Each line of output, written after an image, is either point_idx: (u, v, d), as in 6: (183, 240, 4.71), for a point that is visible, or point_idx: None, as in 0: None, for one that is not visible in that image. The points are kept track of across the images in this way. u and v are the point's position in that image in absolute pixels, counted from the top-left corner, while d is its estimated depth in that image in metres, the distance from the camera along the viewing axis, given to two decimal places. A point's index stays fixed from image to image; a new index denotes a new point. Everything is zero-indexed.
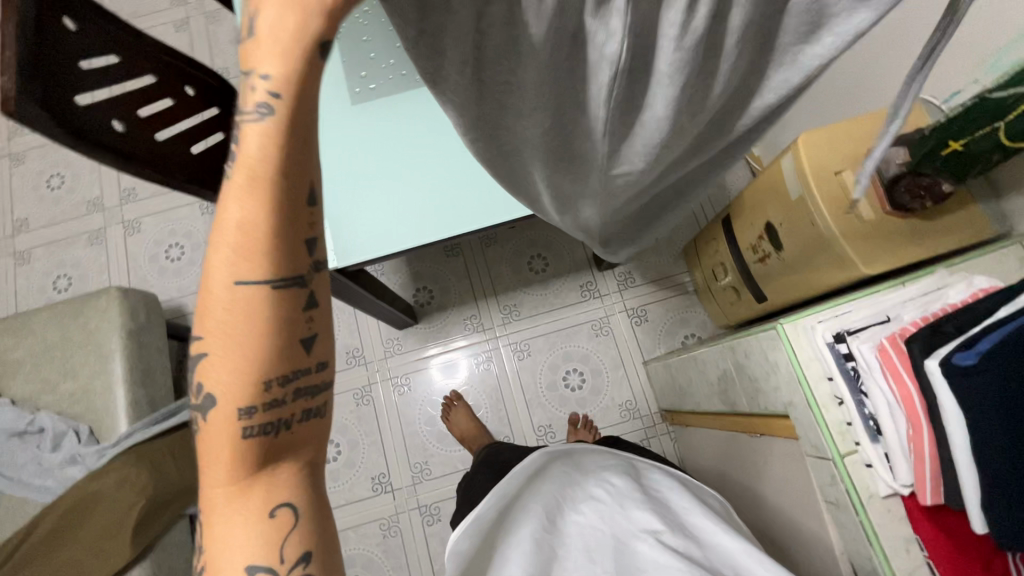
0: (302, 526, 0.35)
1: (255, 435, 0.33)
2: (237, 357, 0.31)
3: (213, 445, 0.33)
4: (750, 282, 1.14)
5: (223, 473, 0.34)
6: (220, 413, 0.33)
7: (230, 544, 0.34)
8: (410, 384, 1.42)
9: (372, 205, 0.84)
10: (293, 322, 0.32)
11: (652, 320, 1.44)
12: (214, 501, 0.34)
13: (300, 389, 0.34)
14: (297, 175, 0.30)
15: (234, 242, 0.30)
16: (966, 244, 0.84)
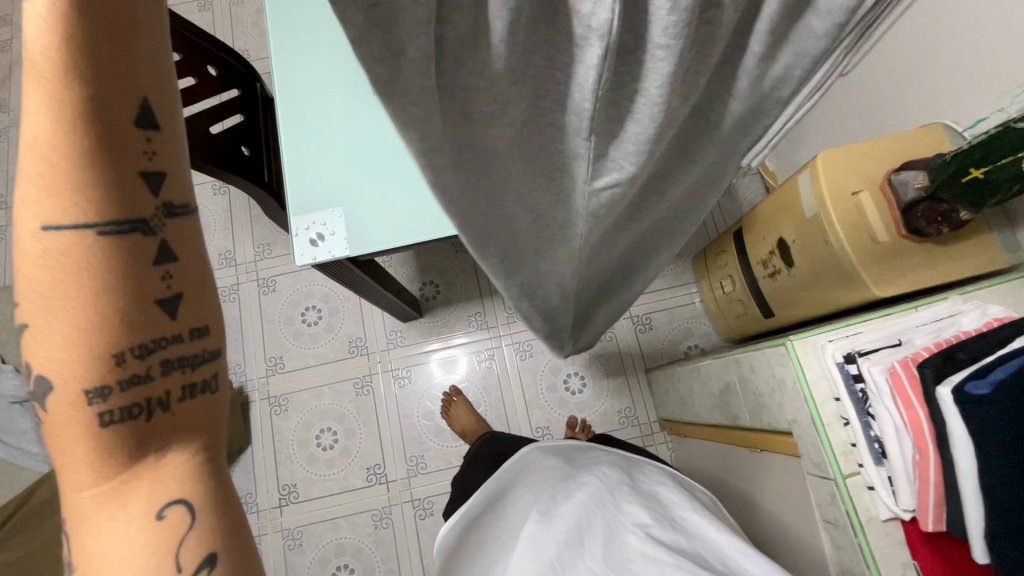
0: (199, 525, 0.33)
1: (116, 422, 0.30)
2: (66, 317, 0.28)
3: (67, 439, 0.30)
4: (759, 297, 1.14)
5: (86, 469, 0.31)
6: (62, 397, 0.29)
7: (110, 550, 0.31)
8: (410, 377, 1.42)
9: (385, 195, 0.84)
10: (137, 271, 0.29)
11: (657, 328, 1.44)
12: (86, 502, 0.31)
13: (168, 364, 0.31)
14: (110, 85, 0.27)
15: (42, 172, 0.27)
16: (981, 272, 0.83)
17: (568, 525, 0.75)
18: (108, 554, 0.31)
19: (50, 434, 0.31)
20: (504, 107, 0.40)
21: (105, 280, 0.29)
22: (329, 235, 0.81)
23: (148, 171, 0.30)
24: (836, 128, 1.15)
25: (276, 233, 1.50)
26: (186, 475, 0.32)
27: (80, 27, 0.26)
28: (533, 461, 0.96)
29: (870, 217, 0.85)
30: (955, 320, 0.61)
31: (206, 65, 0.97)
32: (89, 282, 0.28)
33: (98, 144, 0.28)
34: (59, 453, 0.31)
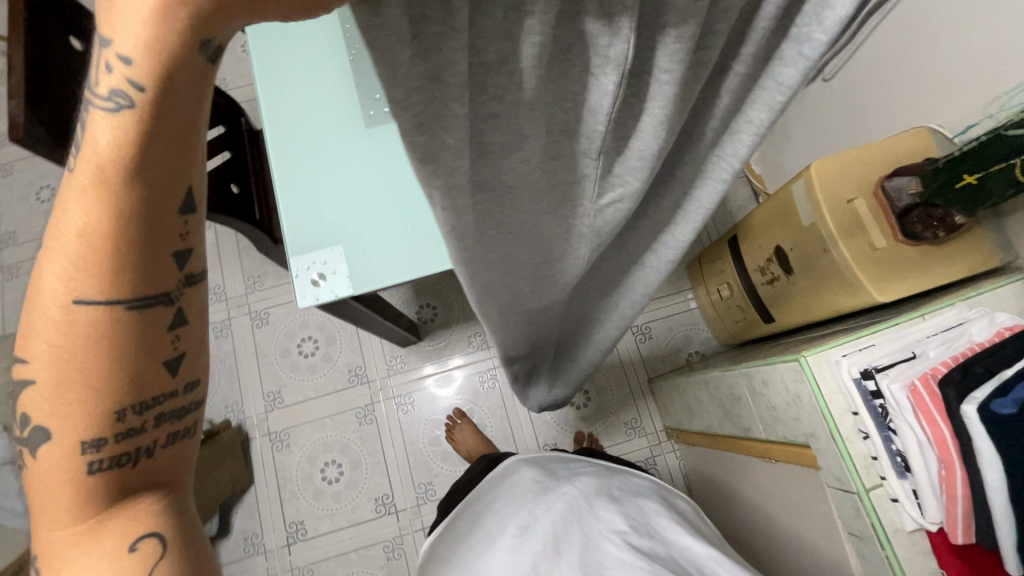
0: (171, 557, 0.32)
1: (104, 469, 0.30)
2: (64, 378, 0.28)
3: (42, 480, 0.30)
4: (757, 303, 1.15)
5: (59, 510, 0.30)
6: (54, 446, 0.29)
7: None
8: (413, 402, 1.40)
9: (386, 229, 0.83)
10: (154, 342, 0.30)
11: (656, 337, 1.45)
12: (55, 543, 0.30)
13: (163, 414, 0.31)
14: (162, 179, 0.27)
15: (74, 250, 0.27)
16: (975, 272, 0.85)
17: (546, 535, 0.75)
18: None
19: (28, 477, 0.31)
20: (521, 150, 0.39)
21: (112, 348, 0.28)
22: (330, 274, 0.80)
23: (180, 250, 0.30)
24: (821, 132, 1.17)
25: (266, 264, 1.47)
26: (155, 513, 0.32)
27: (143, 127, 0.26)
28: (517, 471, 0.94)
29: (866, 222, 0.86)
30: (964, 328, 0.62)
31: None
32: (103, 353, 0.28)
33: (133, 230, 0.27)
34: (35, 495, 0.31)
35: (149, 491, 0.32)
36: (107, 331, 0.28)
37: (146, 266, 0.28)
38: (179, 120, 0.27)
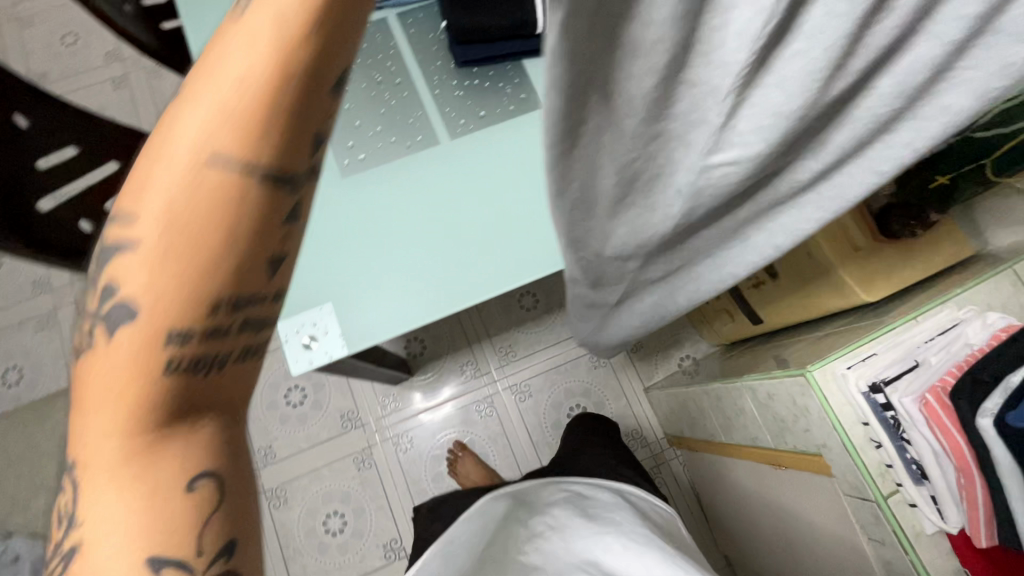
0: (226, 505, 0.31)
1: (178, 372, 0.29)
2: (159, 267, 0.28)
3: (100, 379, 0.29)
4: (744, 305, 1.16)
5: (112, 423, 0.29)
6: (145, 326, 0.28)
7: (108, 518, 0.29)
8: (411, 441, 1.37)
9: (376, 281, 0.80)
10: (270, 227, 0.30)
11: (647, 346, 1.45)
12: (100, 462, 0.29)
13: (247, 320, 0.31)
14: (294, 103, 0.29)
15: (230, 102, 0.28)
16: (953, 262, 0.88)
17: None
18: (116, 532, 0.29)
19: (84, 372, 0.30)
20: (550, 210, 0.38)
21: (211, 248, 0.28)
22: (323, 334, 0.77)
23: (316, 138, 0.31)
24: None
25: None
26: (206, 451, 0.31)
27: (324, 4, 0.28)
28: (479, 504, 0.97)
29: (846, 223, 0.88)
30: (961, 330, 0.64)
31: None
32: (225, 223, 0.28)
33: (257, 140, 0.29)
34: (83, 397, 0.30)
35: (207, 421, 0.31)
36: (213, 225, 0.28)
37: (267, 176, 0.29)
38: (346, 17, 0.30)
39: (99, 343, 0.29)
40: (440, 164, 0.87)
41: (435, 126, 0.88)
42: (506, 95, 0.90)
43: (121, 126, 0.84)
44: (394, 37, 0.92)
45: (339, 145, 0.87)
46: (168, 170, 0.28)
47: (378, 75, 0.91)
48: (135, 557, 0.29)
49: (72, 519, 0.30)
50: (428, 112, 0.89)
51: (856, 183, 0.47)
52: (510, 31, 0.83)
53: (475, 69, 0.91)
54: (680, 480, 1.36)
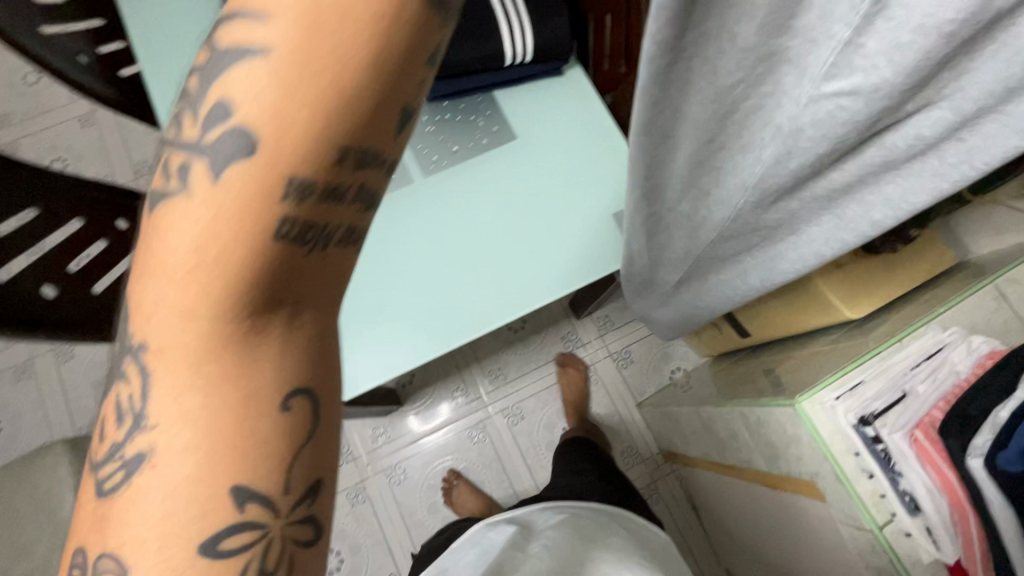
0: (313, 413, 0.36)
1: (298, 225, 0.32)
2: (273, 137, 0.30)
3: (190, 242, 0.31)
4: (731, 319, 1.16)
5: (205, 302, 0.32)
6: (274, 155, 0.30)
7: (224, 376, 0.33)
8: (405, 472, 1.35)
9: (359, 333, 0.81)
10: (404, 80, 0.31)
11: (638, 360, 1.45)
12: (198, 333, 0.33)
13: (360, 186, 0.33)
14: None
15: None
16: (936, 274, 0.88)
17: None
18: (205, 431, 0.33)
19: (170, 209, 0.32)
20: None
21: (327, 128, 0.30)
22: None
23: None
24: None
25: None
26: (293, 365, 0.35)
27: None
28: (474, 537, 0.96)
29: None
30: (946, 356, 0.64)
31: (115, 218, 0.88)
32: (363, 63, 0.29)
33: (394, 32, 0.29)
34: (165, 260, 0.32)
35: (295, 325, 0.35)
36: (335, 100, 0.29)
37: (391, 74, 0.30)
38: None
39: (199, 183, 0.31)
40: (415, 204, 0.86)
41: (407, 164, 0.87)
42: (478, 128, 0.88)
43: (82, 182, 0.83)
44: None
45: None
46: (291, 20, 0.29)
47: None
48: (227, 479, 0.32)
49: (141, 419, 0.33)
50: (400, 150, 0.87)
51: (992, 147, 0.43)
52: (479, 66, 0.81)
53: (445, 103, 0.89)
54: (678, 495, 1.36)
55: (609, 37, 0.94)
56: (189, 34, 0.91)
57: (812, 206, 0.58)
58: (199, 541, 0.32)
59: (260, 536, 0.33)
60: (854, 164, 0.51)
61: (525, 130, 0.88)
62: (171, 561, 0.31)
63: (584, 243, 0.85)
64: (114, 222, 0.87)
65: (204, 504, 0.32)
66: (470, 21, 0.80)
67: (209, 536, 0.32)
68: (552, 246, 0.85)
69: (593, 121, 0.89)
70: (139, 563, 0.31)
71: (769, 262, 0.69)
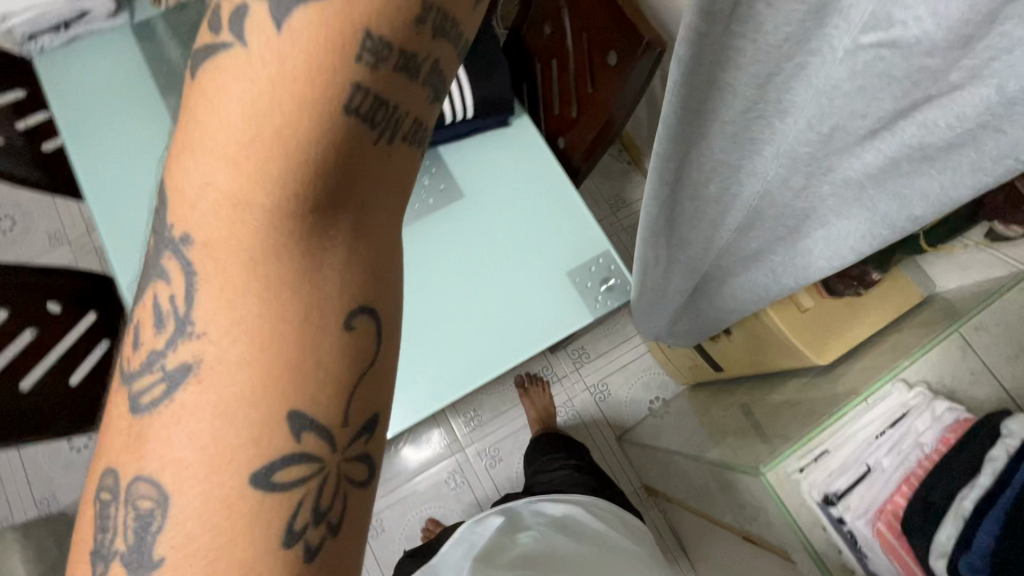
0: (378, 332, 0.33)
1: (368, 106, 0.29)
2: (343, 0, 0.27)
3: (248, 112, 0.28)
4: (705, 355, 1.13)
5: (260, 191, 0.29)
6: (346, 17, 0.27)
7: (288, 278, 0.30)
8: (382, 525, 1.31)
9: None
10: None
11: (615, 393, 1.42)
12: (255, 230, 0.30)
13: (427, 74, 0.31)
14: None
15: None
16: (903, 312, 0.85)
17: None
18: (258, 344, 0.30)
19: (222, 71, 0.28)
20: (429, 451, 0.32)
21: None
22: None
23: None
24: None
25: None
26: (350, 277, 0.32)
27: None
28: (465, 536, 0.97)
29: None
30: (911, 424, 0.61)
31: (46, 301, 0.84)
32: None
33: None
34: (220, 131, 0.28)
35: (355, 233, 0.32)
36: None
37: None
38: None
39: (258, 36, 0.27)
40: None
41: None
42: (423, 187, 0.84)
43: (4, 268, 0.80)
44: None
45: None
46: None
47: None
48: (282, 404, 0.29)
49: (186, 327, 0.30)
50: None
51: None
52: None
53: None
54: (663, 531, 1.32)
55: (556, 82, 0.91)
56: (114, 104, 0.86)
57: (783, 240, 0.54)
58: (250, 469, 0.29)
59: (317, 471, 0.30)
60: (892, 141, 0.39)
61: (472, 187, 0.85)
62: (220, 494, 0.28)
63: (537, 305, 0.81)
64: (44, 306, 0.83)
65: (261, 428, 0.29)
66: None
67: (263, 465, 0.29)
68: (506, 309, 0.81)
69: (542, 172, 0.85)
70: (185, 486, 0.28)
71: (788, 265, 0.57)
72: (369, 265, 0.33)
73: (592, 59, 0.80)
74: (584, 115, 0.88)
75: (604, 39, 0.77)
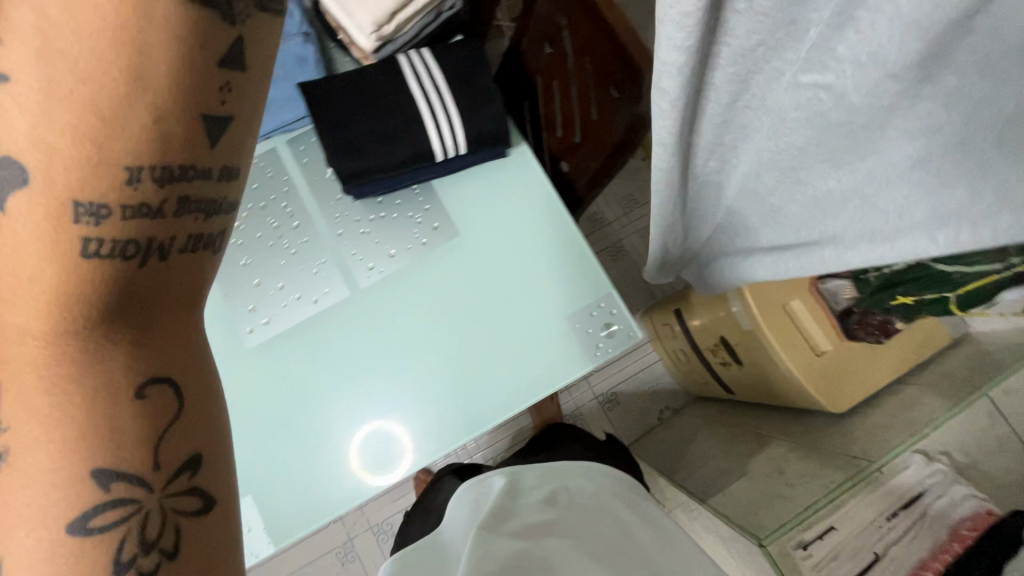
0: (182, 408, 0.34)
1: (132, 219, 0.32)
2: (88, 111, 0.29)
3: (25, 233, 0.30)
4: (717, 377, 1.09)
5: (43, 288, 0.31)
6: (62, 168, 0.30)
7: (65, 394, 0.31)
8: (393, 529, 1.34)
9: (300, 463, 0.75)
10: (205, 87, 0.32)
11: (625, 402, 1.40)
12: (39, 356, 0.31)
13: (190, 196, 0.33)
14: None
15: None
16: (929, 356, 0.81)
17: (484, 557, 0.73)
18: (63, 424, 0.31)
19: None
20: None
21: (148, 96, 0.30)
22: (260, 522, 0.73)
23: None
24: None
25: None
26: (142, 362, 0.33)
27: None
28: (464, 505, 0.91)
29: (806, 326, 0.80)
30: (926, 507, 0.60)
31: None
32: (142, 75, 0.30)
33: (195, 9, 0.30)
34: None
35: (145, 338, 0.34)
36: (139, 72, 0.30)
37: (200, 35, 0.31)
38: None
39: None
40: (350, 321, 0.78)
41: (338, 270, 0.79)
42: (416, 224, 0.80)
43: None
44: (287, 169, 0.82)
45: (240, 311, 0.78)
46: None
47: (273, 218, 0.80)
48: (83, 468, 0.31)
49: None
50: (333, 258, 0.80)
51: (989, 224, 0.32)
52: (403, 169, 0.73)
53: (380, 198, 0.81)
54: None
55: (557, 104, 0.84)
56: None
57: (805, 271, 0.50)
58: (67, 519, 0.30)
59: (136, 511, 0.32)
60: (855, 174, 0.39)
61: (469, 224, 0.80)
62: (49, 550, 0.30)
63: (532, 352, 0.77)
64: None
65: (71, 502, 0.30)
66: (390, 121, 0.72)
67: (77, 515, 0.30)
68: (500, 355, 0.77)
69: (544, 209, 0.81)
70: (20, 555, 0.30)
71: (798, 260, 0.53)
72: (165, 339, 0.34)
73: (595, 87, 0.74)
74: (587, 143, 0.82)
75: (611, 70, 0.70)
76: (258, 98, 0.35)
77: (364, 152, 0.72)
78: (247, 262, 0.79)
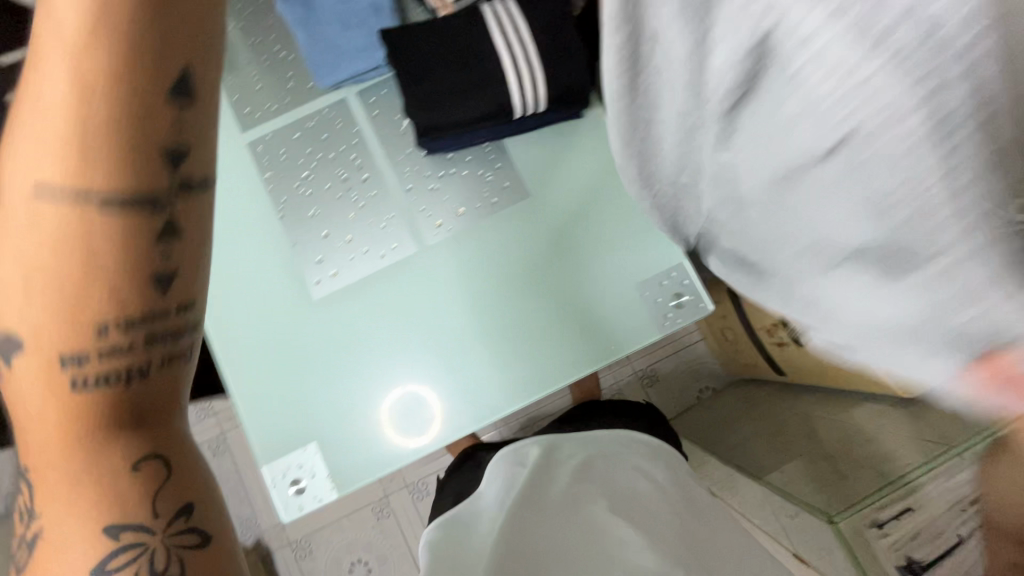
0: (168, 490, 0.34)
1: (103, 364, 0.32)
2: (66, 241, 0.31)
3: (26, 388, 0.32)
4: (769, 358, 1.07)
5: (42, 432, 0.33)
6: (41, 342, 0.31)
7: (62, 518, 0.33)
8: (428, 488, 1.36)
9: (364, 414, 0.75)
10: (142, 236, 0.32)
11: (664, 379, 1.39)
12: (52, 460, 0.33)
13: (155, 327, 0.33)
14: (136, 139, 0.32)
15: (61, 121, 0.30)
16: None
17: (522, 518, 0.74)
18: (67, 533, 0.32)
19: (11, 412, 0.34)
20: None
21: (99, 258, 0.31)
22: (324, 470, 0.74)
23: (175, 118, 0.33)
24: None
25: None
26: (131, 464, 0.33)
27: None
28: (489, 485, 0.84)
29: None
30: None
31: None
32: (88, 239, 0.31)
33: (128, 174, 0.31)
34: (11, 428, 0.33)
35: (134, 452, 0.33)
36: (90, 240, 0.31)
37: (134, 187, 0.31)
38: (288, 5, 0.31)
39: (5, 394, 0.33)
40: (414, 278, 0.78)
41: (405, 226, 0.78)
42: (486, 182, 0.79)
43: None
44: (357, 120, 0.81)
45: (308, 261, 0.78)
46: (22, 190, 0.31)
47: (342, 170, 0.80)
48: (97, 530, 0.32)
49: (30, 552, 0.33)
50: (401, 212, 0.79)
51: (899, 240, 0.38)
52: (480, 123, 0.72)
53: (450, 154, 0.80)
54: None
55: None
56: None
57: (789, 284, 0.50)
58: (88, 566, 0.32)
59: (143, 549, 0.32)
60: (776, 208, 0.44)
61: (539, 185, 0.79)
62: None
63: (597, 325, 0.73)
64: None
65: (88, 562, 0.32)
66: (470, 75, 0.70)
67: (99, 559, 0.32)
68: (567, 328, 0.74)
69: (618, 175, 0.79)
70: None
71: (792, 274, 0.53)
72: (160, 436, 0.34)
73: None
74: None
75: None
76: (208, 224, 0.35)
77: (442, 107, 0.70)
78: (315, 213, 0.79)
